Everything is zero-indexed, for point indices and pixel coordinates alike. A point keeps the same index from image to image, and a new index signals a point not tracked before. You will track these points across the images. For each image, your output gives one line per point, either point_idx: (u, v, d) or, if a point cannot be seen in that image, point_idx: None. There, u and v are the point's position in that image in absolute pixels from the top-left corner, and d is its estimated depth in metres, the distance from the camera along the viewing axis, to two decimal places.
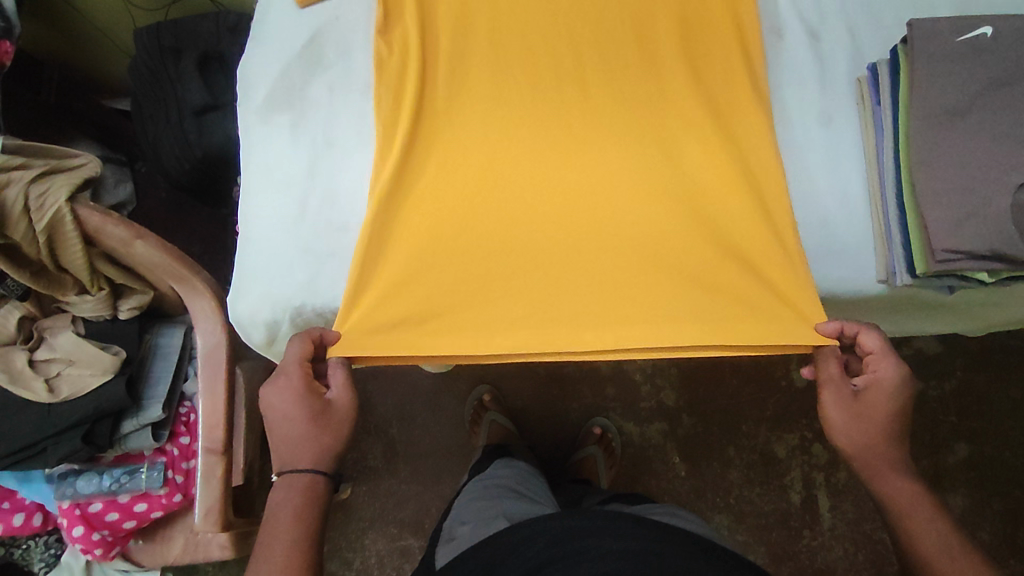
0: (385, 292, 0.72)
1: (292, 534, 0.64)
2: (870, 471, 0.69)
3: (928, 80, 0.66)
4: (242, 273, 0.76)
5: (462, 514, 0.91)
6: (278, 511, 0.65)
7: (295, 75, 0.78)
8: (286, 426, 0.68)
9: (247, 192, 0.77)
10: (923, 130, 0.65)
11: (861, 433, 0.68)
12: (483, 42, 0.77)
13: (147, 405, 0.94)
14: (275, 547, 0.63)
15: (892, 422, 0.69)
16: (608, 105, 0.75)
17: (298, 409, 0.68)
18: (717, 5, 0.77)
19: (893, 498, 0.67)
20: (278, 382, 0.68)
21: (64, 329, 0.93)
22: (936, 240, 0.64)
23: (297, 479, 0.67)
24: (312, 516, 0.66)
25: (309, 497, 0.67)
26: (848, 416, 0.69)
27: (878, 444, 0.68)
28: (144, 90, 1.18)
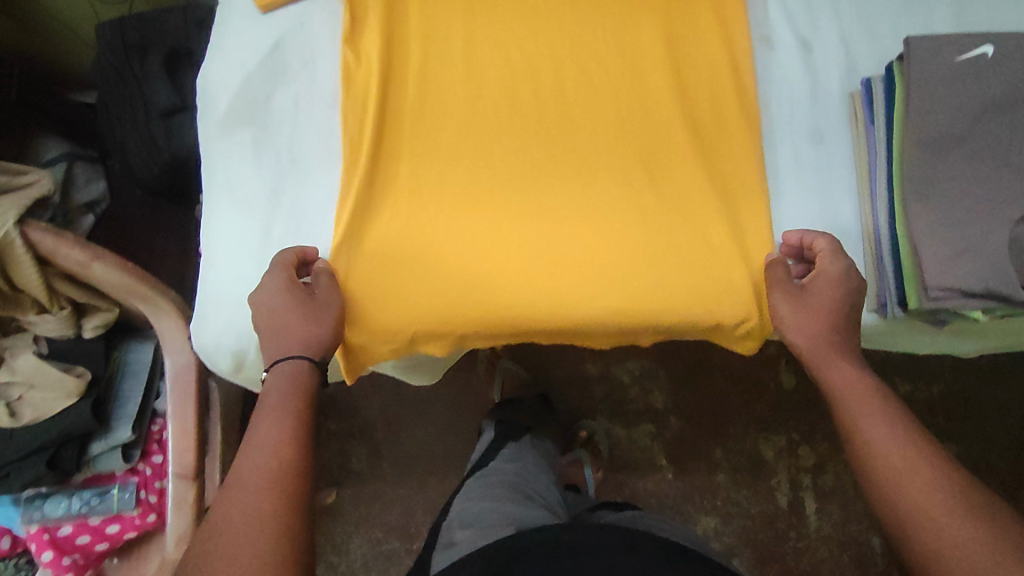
0: (374, 341, 0.70)
1: (277, 420, 0.61)
2: (813, 365, 0.64)
3: (924, 102, 0.62)
4: (204, 301, 0.73)
5: (464, 516, 0.89)
6: (263, 401, 0.62)
7: (257, 86, 0.73)
8: (268, 323, 0.65)
9: (209, 212, 0.73)
10: (920, 154, 0.61)
11: (806, 324, 0.65)
12: (455, 54, 0.72)
13: (116, 426, 0.93)
14: (263, 434, 0.60)
15: (843, 310, 0.65)
16: (584, 121, 0.72)
17: (278, 307, 0.65)
18: (704, 12, 0.72)
19: (838, 390, 0.62)
20: (265, 288, 0.65)
21: (25, 349, 0.89)
22: (929, 275, 0.60)
23: (284, 370, 0.64)
24: (301, 404, 0.63)
25: (299, 387, 0.64)
26: (792, 307, 0.65)
27: (825, 333, 0.64)
28: (109, 89, 1.14)
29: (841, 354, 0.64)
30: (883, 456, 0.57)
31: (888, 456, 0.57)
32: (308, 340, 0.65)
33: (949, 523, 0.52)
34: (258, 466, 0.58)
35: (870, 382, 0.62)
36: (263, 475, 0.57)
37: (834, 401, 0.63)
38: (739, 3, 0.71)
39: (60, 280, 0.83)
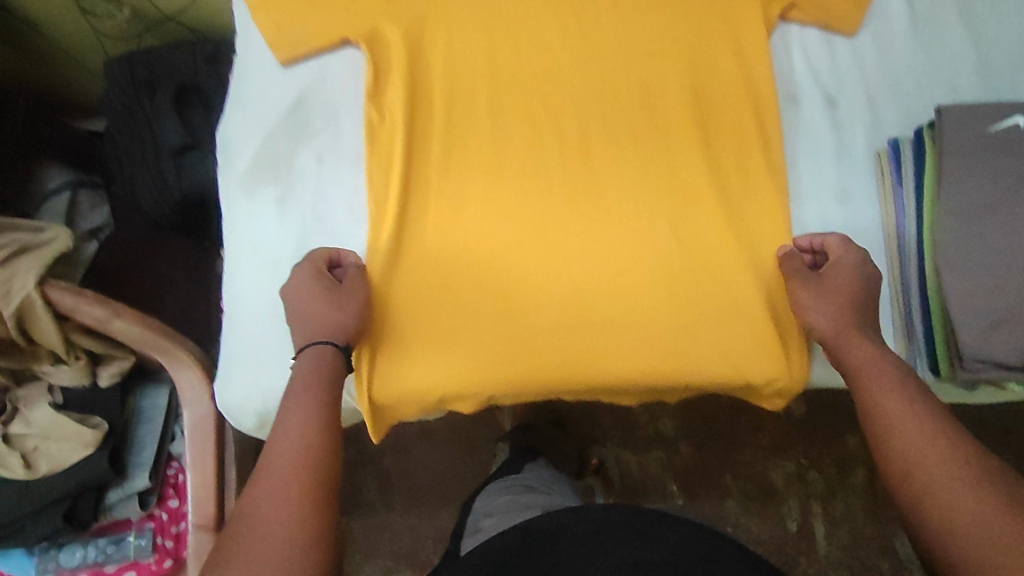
0: (404, 400, 0.71)
1: (303, 403, 0.60)
2: (835, 345, 0.64)
3: (958, 172, 0.63)
4: (229, 361, 0.72)
5: (488, 508, 0.97)
6: (291, 383, 0.62)
7: (279, 143, 0.72)
8: (297, 314, 0.65)
9: (233, 270, 0.73)
10: (954, 224, 0.62)
11: (831, 306, 0.64)
12: (481, 111, 0.72)
13: (134, 474, 0.92)
14: (290, 419, 0.59)
15: (864, 296, 0.65)
16: (610, 179, 0.71)
17: (307, 293, 0.65)
18: (728, 69, 0.72)
19: (860, 367, 0.62)
20: (293, 282, 0.66)
21: (40, 398, 0.88)
22: (966, 347, 0.62)
23: (309, 353, 0.63)
24: (326, 389, 0.61)
25: (324, 370, 0.62)
26: (817, 292, 0.65)
27: (849, 315, 0.64)
28: (119, 126, 1.13)
29: (866, 334, 0.64)
30: (903, 432, 0.57)
31: (908, 432, 0.57)
32: (333, 325, 0.64)
33: (966, 497, 0.51)
34: (281, 452, 0.57)
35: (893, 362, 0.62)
36: (293, 465, 0.56)
37: (855, 379, 0.62)
38: (764, 62, 0.72)
39: (78, 332, 0.82)
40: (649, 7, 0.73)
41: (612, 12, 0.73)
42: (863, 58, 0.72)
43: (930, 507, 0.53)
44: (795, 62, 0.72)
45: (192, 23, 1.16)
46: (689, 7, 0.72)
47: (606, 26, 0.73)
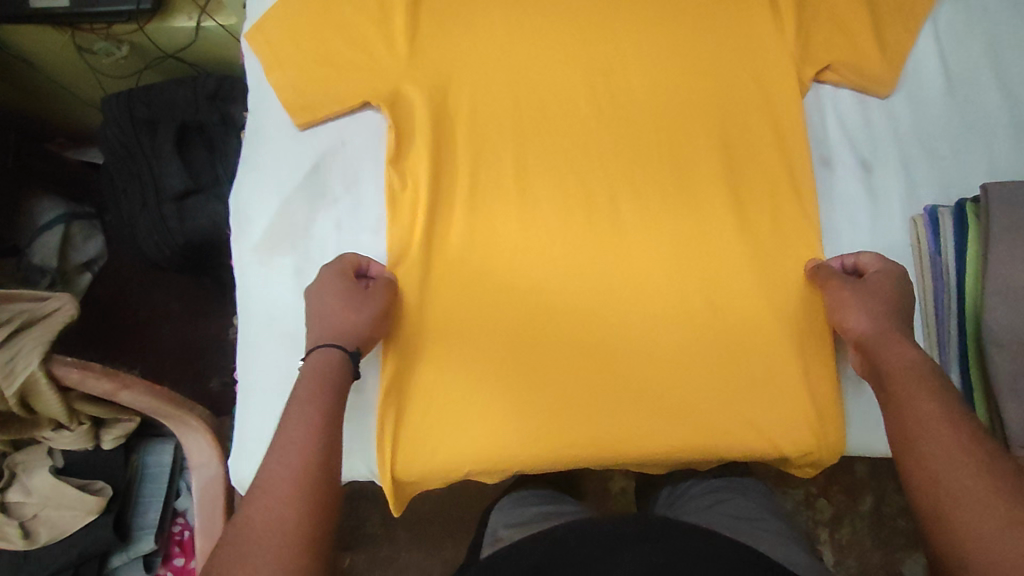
0: (428, 480, 0.67)
1: (305, 412, 0.56)
2: (872, 348, 0.61)
3: (1007, 255, 0.61)
4: (243, 436, 0.69)
5: (503, 517, 0.80)
6: (293, 395, 0.57)
7: (298, 210, 0.69)
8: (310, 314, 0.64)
9: (247, 341, 0.70)
10: (999, 307, 0.61)
11: (871, 303, 0.62)
12: (506, 173, 0.69)
13: (138, 536, 0.89)
14: (292, 430, 0.55)
15: (901, 304, 0.63)
16: (640, 247, 0.69)
17: (318, 292, 0.64)
18: (759, 131, 0.70)
19: (895, 373, 0.58)
20: (316, 282, 0.65)
21: (40, 464, 0.84)
22: (1014, 435, 0.61)
23: (318, 353, 0.61)
24: (332, 398, 0.58)
25: (329, 377, 0.59)
26: (859, 294, 0.63)
27: (887, 317, 0.62)
28: (117, 165, 1.08)
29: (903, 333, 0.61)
30: (929, 442, 0.53)
31: (932, 442, 0.53)
32: (340, 327, 0.62)
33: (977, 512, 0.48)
34: (281, 467, 0.53)
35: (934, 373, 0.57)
36: (286, 479, 0.52)
37: (887, 385, 0.58)
38: (797, 124, 0.70)
39: (81, 400, 0.78)
40: (681, 65, 0.71)
41: (643, 71, 0.71)
42: (895, 122, 0.72)
43: (943, 519, 0.49)
44: (828, 126, 0.72)
45: (193, 58, 1.12)
46: (721, 66, 0.71)
47: (636, 86, 0.71)
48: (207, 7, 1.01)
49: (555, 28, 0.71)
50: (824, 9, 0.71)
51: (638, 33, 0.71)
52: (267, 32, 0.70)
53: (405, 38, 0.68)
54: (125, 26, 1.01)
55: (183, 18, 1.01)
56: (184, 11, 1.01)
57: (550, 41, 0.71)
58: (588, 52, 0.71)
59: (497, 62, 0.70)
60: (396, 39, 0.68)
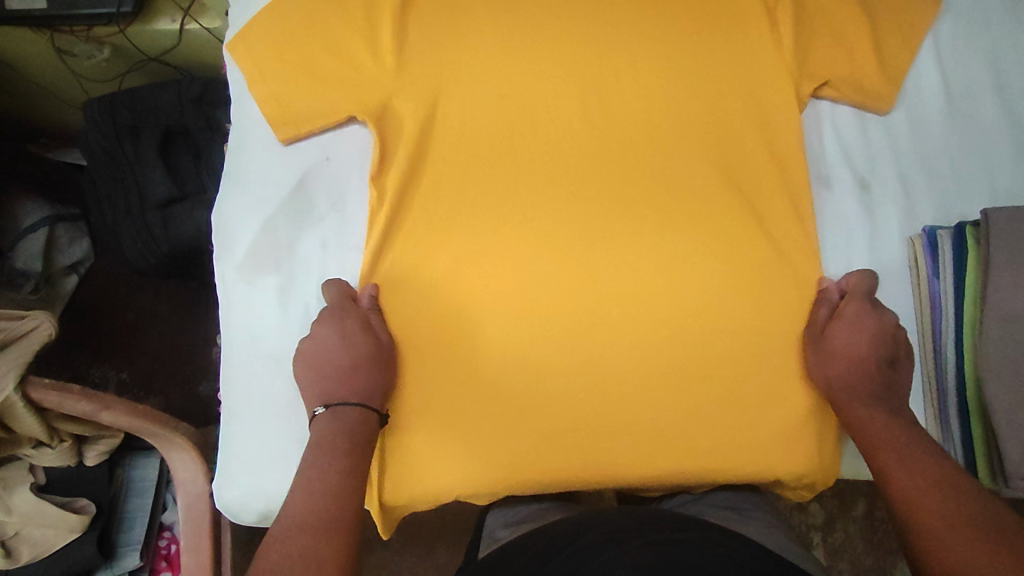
0: (415, 503, 0.65)
1: (340, 459, 0.57)
2: (840, 397, 0.63)
3: (1006, 282, 0.60)
4: (226, 460, 0.67)
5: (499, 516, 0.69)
6: (330, 440, 0.58)
7: (282, 228, 0.68)
8: (325, 363, 0.62)
9: (229, 363, 0.68)
10: (998, 333, 0.60)
11: (827, 364, 0.63)
12: (496, 186, 0.68)
13: (123, 554, 0.87)
14: (318, 473, 0.56)
15: (869, 356, 0.63)
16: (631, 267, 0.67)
17: (336, 344, 0.62)
18: (756, 145, 0.68)
19: (865, 425, 0.61)
20: (330, 325, 0.64)
21: (22, 482, 0.81)
22: (1011, 464, 0.60)
23: (342, 412, 0.60)
24: (363, 454, 0.59)
25: (357, 434, 0.59)
26: (817, 353, 0.64)
27: (847, 376, 0.63)
28: (98, 170, 1.05)
29: (864, 397, 0.62)
30: (904, 485, 0.56)
31: (907, 485, 0.56)
32: (367, 385, 0.62)
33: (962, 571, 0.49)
34: (300, 505, 0.54)
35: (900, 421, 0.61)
36: (301, 518, 0.53)
37: (859, 437, 0.61)
38: (794, 140, 0.68)
39: (60, 418, 0.77)
40: (675, 79, 0.69)
41: (637, 85, 0.69)
42: (895, 139, 0.71)
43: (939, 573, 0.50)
44: (826, 144, 0.71)
45: (177, 60, 1.09)
46: (716, 81, 0.69)
47: (629, 100, 0.69)
48: (189, 9, 0.98)
49: (546, 40, 0.69)
50: (822, 23, 0.69)
51: (631, 44, 0.69)
52: (250, 41, 0.68)
53: (392, 51, 0.66)
54: (105, 28, 0.98)
55: (166, 21, 0.99)
56: (166, 13, 0.99)
57: (541, 53, 0.69)
58: (579, 65, 0.69)
59: (486, 73, 0.68)
60: (382, 50, 0.66)
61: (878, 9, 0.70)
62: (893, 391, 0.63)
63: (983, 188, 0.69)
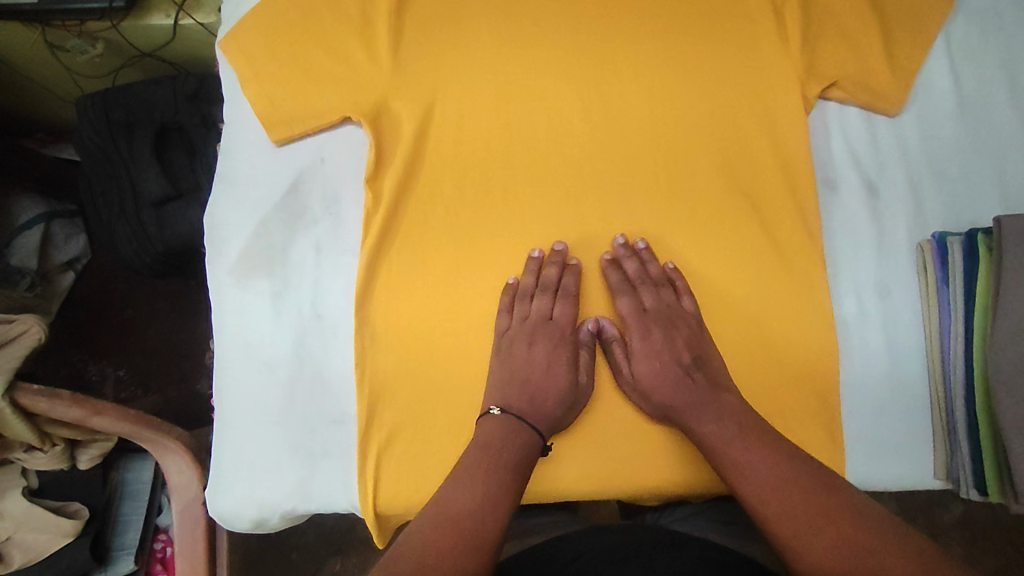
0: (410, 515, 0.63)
1: (506, 469, 0.55)
2: (682, 416, 0.60)
3: (1019, 291, 0.58)
4: (219, 467, 0.66)
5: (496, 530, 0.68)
6: (500, 450, 0.56)
7: (276, 231, 0.66)
8: (532, 375, 0.61)
9: (221, 369, 0.66)
10: (1010, 344, 0.59)
11: (644, 390, 0.61)
12: (495, 188, 0.66)
13: (118, 558, 0.86)
14: (487, 471, 0.54)
15: (671, 367, 0.61)
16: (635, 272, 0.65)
17: (544, 363, 0.62)
18: (761, 147, 0.67)
19: (713, 441, 0.57)
20: (545, 344, 0.63)
21: (14, 486, 0.81)
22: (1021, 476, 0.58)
23: (523, 428, 0.58)
24: (521, 474, 0.56)
25: (524, 455, 0.57)
26: (635, 377, 0.62)
27: (670, 392, 0.60)
28: (91, 168, 1.03)
29: (691, 408, 0.59)
30: (757, 496, 0.53)
31: (760, 496, 0.53)
32: (552, 413, 0.60)
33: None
34: (465, 498, 0.52)
35: (741, 420, 0.58)
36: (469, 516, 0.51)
37: (709, 455, 0.57)
38: (801, 142, 0.66)
39: (51, 422, 0.76)
40: (680, 80, 0.67)
41: (640, 85, 0.67)
42: (904, 142, 0.69)
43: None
44: (832, 146, 0.69)
45: (172, 56, 1.07)
46: (721, 80, 0.67)
47: (632, 100, 0.67)
48: (183, 5, 0.97)
49: (547, 38, 0.67)
50: (829, 22, 0.67)
51: (634, 43, 0.67)
52: (243, 41, 0.66)
53: (388, 49, 0.64)
54: (98, 23, 0.96)
55: (160, 16, 0.97)
56: (160, 8, 0.97)
57: (543, 53, 0.67)
58: (581, 65, 0.67)
59: (485, 73, 0.66)
60: (379, 49, 0.64)
61: (887, 8, 0.68)
62: (717, 391, 0.60)
63: (994, 193, 0.67)
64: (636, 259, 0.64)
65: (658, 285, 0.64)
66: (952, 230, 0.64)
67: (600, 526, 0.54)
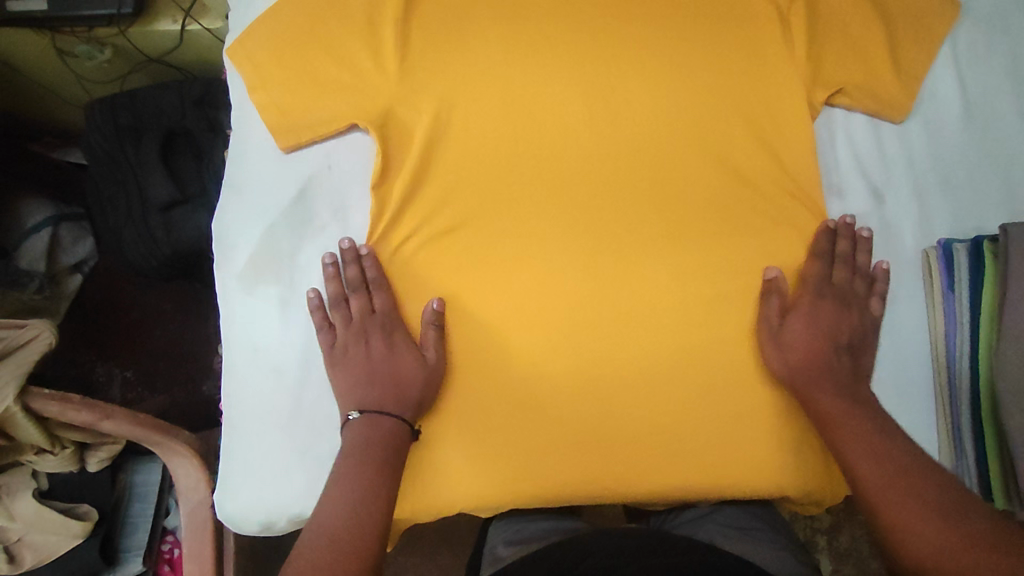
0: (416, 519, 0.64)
1: (373, 472, 0.56)
2: (804, 386, 0.60)
3: None
4: (227, 471, 0.67)
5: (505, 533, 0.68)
6: (359, 452, 0.57)
7: (283, 237, 0.67)
8: (369, 368, 0.62)
9: (229, 374, 0.67)
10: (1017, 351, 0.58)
11: (789, 351, 0.62)
12: (501, 195, 0.66)
13: (126, 559, 0.87)
14: (347, 480, 0.55)
15: (830, 343, 0.62)
16: (817, 241, 0.65)
17: (374, 353, 0.62)
18: (766, 155, 0.67)
19: (840, 416, 0.58)
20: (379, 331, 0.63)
21: (25, 489, 0.82)
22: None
23: (382, 422, 0.59)
24: (391, 474, 0.57)
25: (389, 451, 0.58)
26: (778, 343, 0.62)
27: (812, 362, 0.61)
28: (100, 172, 1.04)
29: (830, 381, 0.60)
30: (873, 472, 0.54)
31: (876, 474, 0.54)
32: (401, 395, 0.61)
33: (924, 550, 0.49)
34: (331, 511, 0.54)
35: (862, 409, 0.59)
36: (329, 527, 0.53)
37: (826, 426, 0.59)
38: (806, 149, 0.66)
39: (61, 426, 0.77)
40: (685, 86, 0.67)
41: (644, 92, 0.67)
42: (910, 148, 0.69)
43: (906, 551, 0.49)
44: (839, 152, 0.69)
45: (179, 61, 1.08)
46: (726, 87, 0.67)
47: (637, 107, 0.67)
48: (191, 10, 0.97)
49: (552, 46, 0.68)
50: (834, 28, 0.67)
51: (639, 50, 0.68)
52: (250, 49, 0.67)
53: (395, 57, 0.65)
54: (106, 29, 0.97)
55: (167, 22, 0.97)
56: (167, 14, 0.98)
57: (549, 60, 0.67)
58: (585, 72, 0.67)
59: (491, 80, 0.67)
60: (385, 57, 0.65)
61: (891, 14, 0.68)
62: (858, 379, 0.61)
63: (1000, 200, 0.67)
64: (848, 240, 0.65)
65: (858, 271, 0.64)
66: (959, 237, 0.64)
67: (605, 531, 0.54)
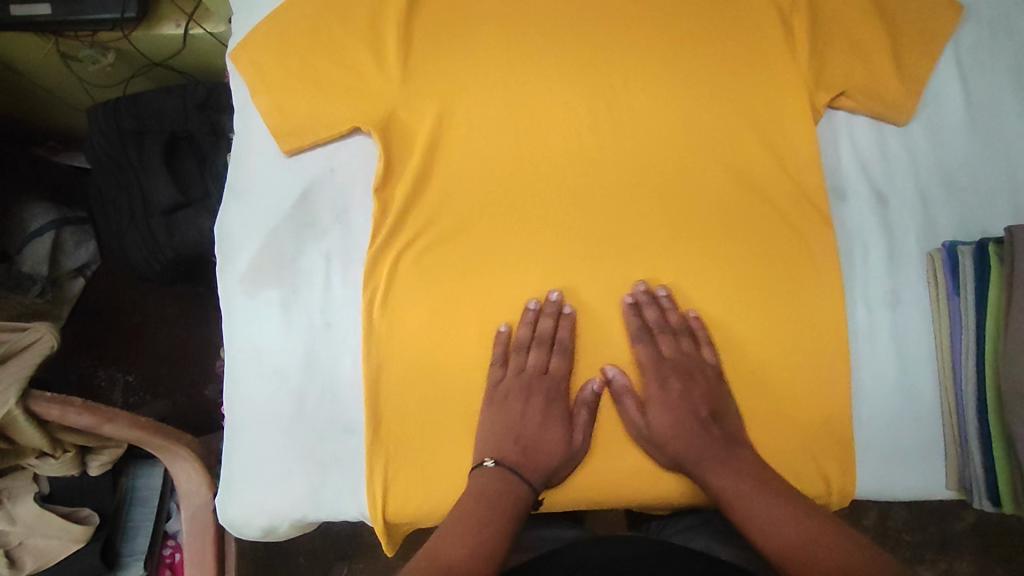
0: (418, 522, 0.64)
1: (497, 515, 0.57)
2: (695, 470, 0.60)
3: None
4: (229, 475, 0.66)
5: None
6: (488, 498, 0.58)
7: (286, 239, 0.67)
8: (526, 437, 0.62)
9: (232, 377, 0.67)
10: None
11: (660, 428, 0.61)
12: (504, 197, 0.66)
13: (128, 564, 0.87)
14: (467, 516, 0.56)
15: (693, 412, 0.62)
16: (627, 321, 0.64)
17: (538, 417, 0.62)
18: (770, 156, 0.67)
19: (733, 488, 0.58)
20: (540, 400, 0.63)
21: (27, 492, 0.81)
22: None
23: (515, 485, 0.59)
24: (511, 520, 0.57)
25: (515, 509, 0.58)
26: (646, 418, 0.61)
27: (682, 434, 0.61)
28: (102, 176, 1.04)
29: (712, 451, 0.60)
30: (796, 532, 0.53)
31: (797, 533, 0.53)
32: (539, 470, 0.61)
33: None
34: (453, 540, 0.54)
35: (756, 475, 0.59)
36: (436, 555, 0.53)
37: (726, 499, 0.58)
38: (810, 150, 0.66)
39: (62, 429, 0.77)
40: (688, 89, 0.67)
41: (648, 94, 0.67)
42: (913, 151, 0.69)
43: None
44: (841, 155, 0.69)
45: (182, 65, 1.08)
46: (729, 89, 0.67)
47: (640, 110, 0.67)
48: (194, 14, 0.98)
49: (554, 48, 0.68)
50: (837, 30, 0.67)
51: (642, 53, 0.68)
52: (254, 52, 0.67)
53: (398, 59, 0.65)
54: (110, 33, 0.97)
55: (170, 25, 0.98)
56: (171, 18, 0.98)
57: (550, 62, 0.67)
58: (587, 74, 0.67)
59: (494, 82, 0.67)
60: (389, 60, 0.65)
61: (893, 16, 0.69)
62: (732, 443, 0.61)
63: (1003, 201, 0.67)
64: (655, 306, 0.64)
65: (678, 335, 0.64)
66: (964, 240, 0.64)
67: (611, 537, 0.54)
